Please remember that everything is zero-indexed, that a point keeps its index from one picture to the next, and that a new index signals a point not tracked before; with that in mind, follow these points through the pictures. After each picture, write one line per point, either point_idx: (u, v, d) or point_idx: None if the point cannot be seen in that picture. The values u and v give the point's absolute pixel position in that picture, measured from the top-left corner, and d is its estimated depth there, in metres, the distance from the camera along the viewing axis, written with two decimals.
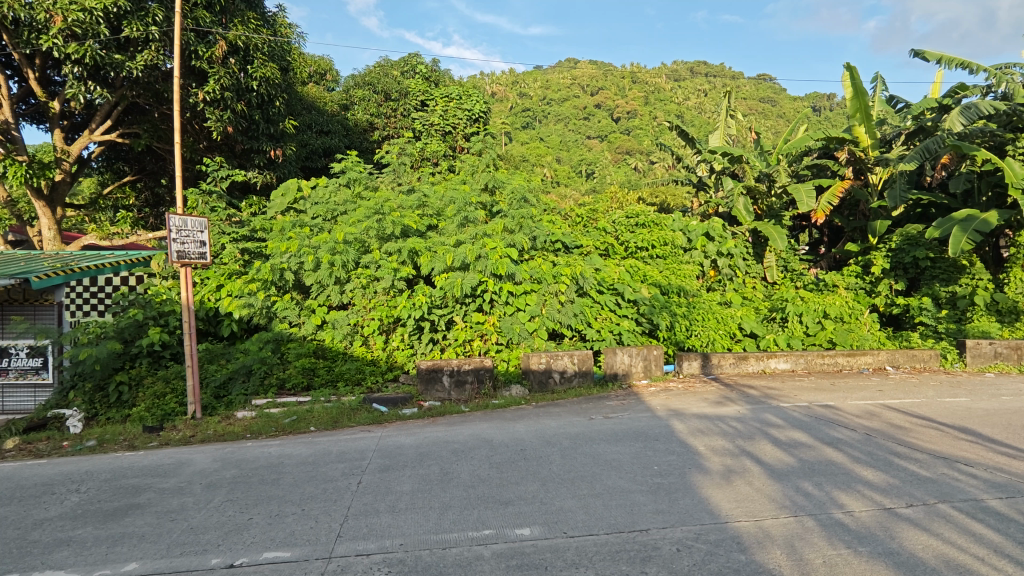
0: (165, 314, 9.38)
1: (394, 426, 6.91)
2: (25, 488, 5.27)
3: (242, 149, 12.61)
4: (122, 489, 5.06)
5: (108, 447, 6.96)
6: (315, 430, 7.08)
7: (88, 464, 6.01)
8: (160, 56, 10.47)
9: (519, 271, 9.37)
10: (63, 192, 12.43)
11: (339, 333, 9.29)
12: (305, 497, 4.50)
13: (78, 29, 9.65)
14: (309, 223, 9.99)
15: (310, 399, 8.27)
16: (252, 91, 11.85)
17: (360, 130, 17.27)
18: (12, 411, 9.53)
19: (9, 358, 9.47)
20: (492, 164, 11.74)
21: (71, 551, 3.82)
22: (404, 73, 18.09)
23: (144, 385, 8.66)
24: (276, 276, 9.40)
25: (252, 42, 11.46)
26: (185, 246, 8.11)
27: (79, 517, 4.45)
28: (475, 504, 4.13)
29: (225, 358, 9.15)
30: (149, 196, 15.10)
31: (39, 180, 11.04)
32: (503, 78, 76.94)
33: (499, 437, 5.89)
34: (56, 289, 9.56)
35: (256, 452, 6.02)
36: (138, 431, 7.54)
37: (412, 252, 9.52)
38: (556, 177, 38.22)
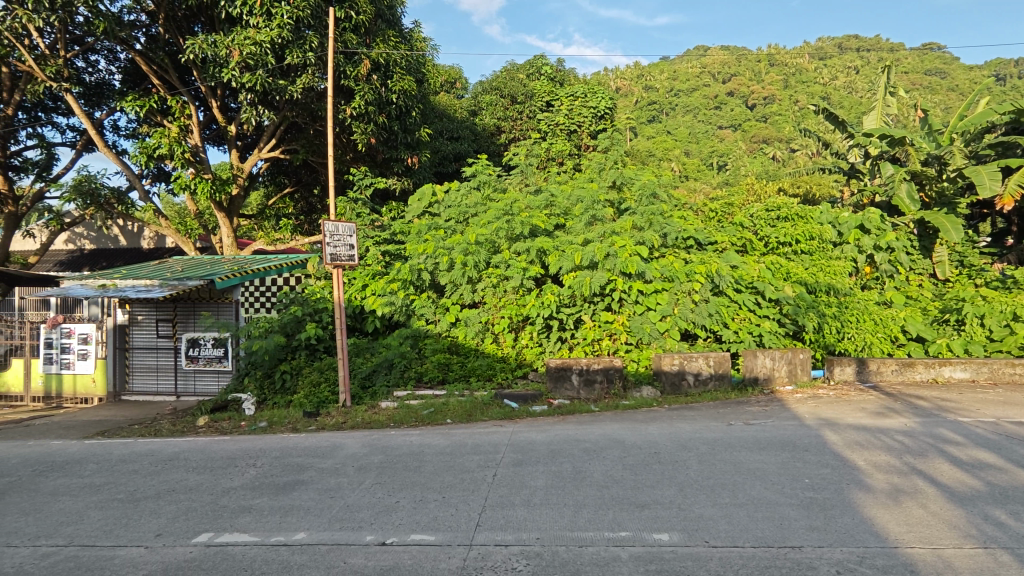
0: (320, 310, 10.38)
1: (525, 423, 7.06)
2: (214, 460, 6.12)
3: (383, 158, 13.60)
4: (289, 466, 5.70)
5: (277, 428, 7.89)
6: (451, 422, 7.46)
7: (261, 443, 6.84)
8: (315, 79, 11.61)
9: (650, 269, 9.17)
10: (238, 204, 14.22)
11: (472, 330, 9.65)
12: (444, 485, 4.74)
13: (251, 60, 10.98)
14: (444, 225, 10.54)
15: (446, 392, 8.70)
16: (392, 104, 12.73)
17: (488, 134, 17.79)
18: (201, 393, 11.13)
19: (199, 348, 11.06)
20: (619, 162, 11.55)
21: (252, 517, 4.36)
22: (530, 76, 18.33)
23: (303, 374, 9.66)
24: (414, 276, 10.01)
25: (392, 58, 12.30)
26: (337, 249, 8.94)
27: (257, 488, 5.07)
28: (611, 504, 4.09)
29: (369, 352, 9.87)
30: (304, 205, 16.82)
31: (220, 195, 12.74)
32: (628, 72, 75.18)
33: (631, 438, 5.79)
34: (234, 289, 10.97)
35: (399, 440, 6.47)
36: (300, 415, 8.45)
37: (540, 251, 9.73)
38: (684, 170, 36.64)
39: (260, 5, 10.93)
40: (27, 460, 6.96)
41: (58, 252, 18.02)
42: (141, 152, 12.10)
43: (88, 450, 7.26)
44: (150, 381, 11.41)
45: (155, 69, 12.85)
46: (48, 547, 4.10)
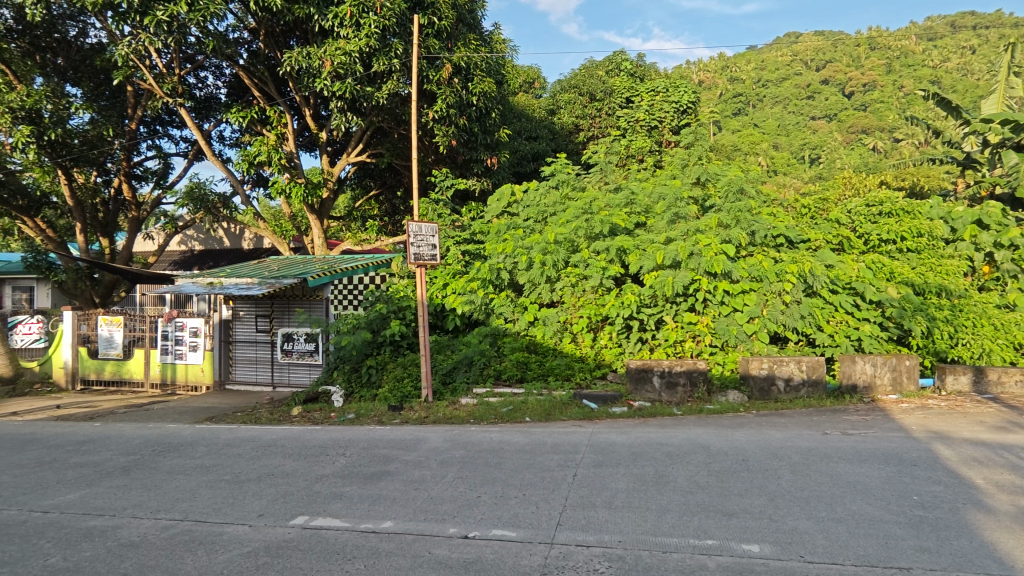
0: (403, 308, 10.76)
1: (605, 424, 6.98)
2: (308, 448, 6.51)
3: (463, 159, 13.89)
4: (376, 457, 5.96)
5: (364, 420, 8.28)
6: (530, 420, 7.51)
7: (350, 434, 7.20)
8: (400, 85, 12.03)
9: (736, 269, 8.82)
10: (328, 207, 14.98)
11: (550, 330, 9.65)
12: (525, 483, 4.78)
13: (342, 70, 11.54)
14: (522, 225, 10.63)
15: (524, 391, 8.76)
16: (472, 106, 12.97)
17: (566, 133, 17.70)
18: (295, 385, 11.86)
19: (293, 342, 11.79)
20: (703, 157, 11.15)
21: (343, 504, 4.59)
22: (609, 72, 18.07)
23: (388, 369, 10.06)
24: (493, 275, 10.15)
25: (473, 61, 12.55)
26: (420, 248, 9.23)
27: (347, 476, 5.33)
28: (696, 511, 3.97)
29: (450, 349, 10.08)
30: (388, 207, 17.48)
31: (312, 198, 13.48)
32: (711, 65, 72.33)
33: (717, 444, 5.58)
34: (324, 287, 11.59)
35: (480, 436, 6.60)
36: (385, 409, 8.81)
37: (620, 250, 9.58)
38: (772, 164, 34.78)
39: (349, 16, 11.45)
40: (148, 440, 7.71)
41: (172, 252, 19.80)
42: (243, 159, 13.04)
43: (198, 433, 7.94)
44: (250, 372, 12.30)
45: (256, 82, 13.80)
46: (167, 520, 4.52)
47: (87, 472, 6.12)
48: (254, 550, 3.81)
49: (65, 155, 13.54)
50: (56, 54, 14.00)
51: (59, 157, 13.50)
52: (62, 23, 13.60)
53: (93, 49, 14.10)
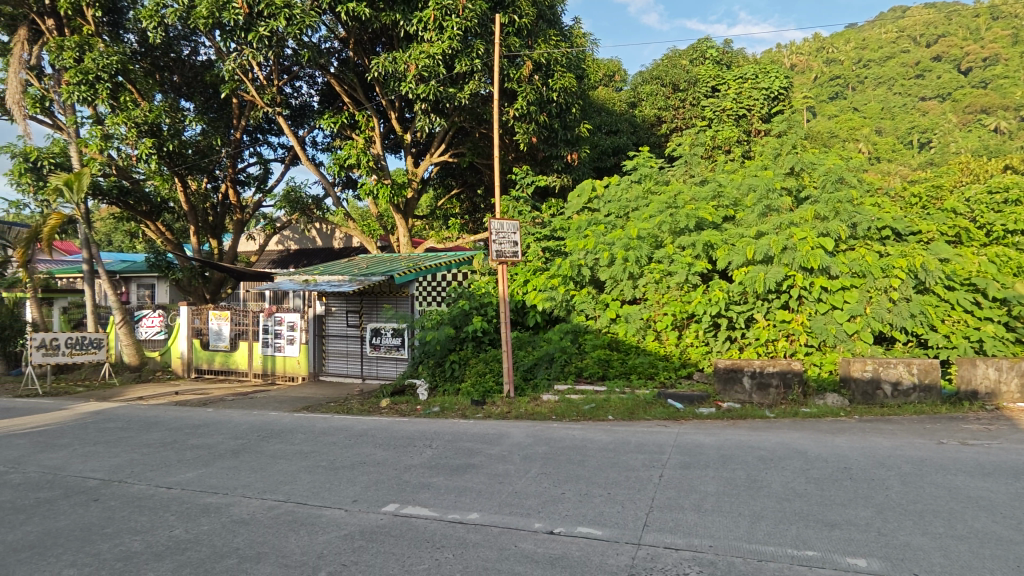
0: (485, 305, 10.95)
1: (691, 425, 6.77)
2: (398, 438, 6.79)
3: (543, 156, 13.93)
4: (461, 450, 6.11)
5: (448, 414, 8.52)
6: (613, 418, 7.43)
7: (436, 426, 7.43)
8: (482, 84, 12.22)
9: (836, 264, 8.28)
10: (413, 206, 15.47)
11: (633, 327, 9.47)
12: (609, 482, 4.73)
13: (426, 73, 11.85)
14: (604, 221, 10.50)
15: (606, 389, 8.66)
16: (552, 102, 12.94)
17: (648, 126, 17.26)
18: (383, 377, 12.39)
19: (381, 337, 12.30)
20: (798, 145, 10.52)
21: (431, 494, 4.75)
22: (694, 60, 17.44)
23: (470, 364, 10.27)
24: (574, 271, 10.11)
25: (553, 57, 12.53)
26: (502, 245, 9.35)
27: (434, 467, 5.51)
28: (794, 519, 3.77)
29: (531, 345, 10.12)
30: (469, 205, 17.84)
31: (398, 198, 13.97)
32: (805, 46, 67.94)
33: (815, 450, 5.27)
34: (410, 284, 12.00)
35: (562, 433, 6.60)
36: (468, 403, 9.02)
37: (707, 245, 9.26)
38: (874, 149, 32.15)
39: (433, 20, 11.74)
40: (253, 426, 8.33)
41: (272, 252, 21.25)
42: (335, 162, 13.73)
43: (298, 421, 8.49)
44: (341, 365, 12.97)
45: (346, 89, 14.49)
46: (273, 500, 4.87)
47: (203, 454, 6.70)
48: (350, 534, 4.02)
49: (180, 164, 14.94)
50: (172, 72, 15.38)
51: (176, 166, 14.92)
52: (178, 44, 14.95)
53: (203, 66, 15.46)
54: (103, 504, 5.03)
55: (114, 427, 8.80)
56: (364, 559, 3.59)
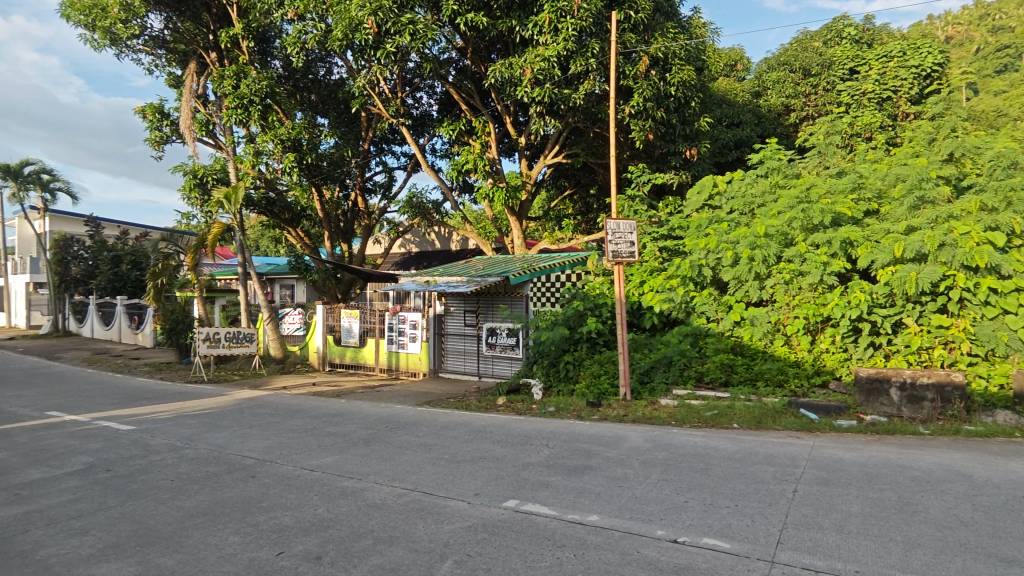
0: (600, 305, 10.86)
1: (828, 438, 6.23)
2: (515, 436, 6.93)
3: (660, 153, 13.56)
4: (578, 451, 6.10)
5: (564, 414, 8.56)
6: (738, 427, 7.05)
7: (552, 426, 7.49)
8: (597, 83, 12.12)
9: (1008, 262, 7.23)
10: (527, 208, 15.66)
11: (759, 331, 8.91)
12: (736, 493, 4.49)
13: (541, 75, 11.95)
14: (727, 218, 9.98)
15: (730, 395, 8.24)
16: (670, 97, 12.53)
17: (775, 116, 16.14)
18: (498, 376, 12.70)
19: (496, 336, 12.62)
20: (958, 127, 9.32)
21: (550, 493, 4.80)
22: (828, 42, 16.08)
23: (585, 365, 10.23)
24: (694, 271, 9.72)
25: (671, 50, 12.13)
26: (619, 246, 9.21)
27: (552, 467, 5.56)
28: (959, 550, 3.34)
29: (647, 348, 9.85)
30: (582, 206, 17.85)
31: (513, 200, 14.25)
32: (963, 15, 59.84)
33: (983, 473, 4.64)
34: (525, 285, 12.21)
35: (683, 439, 6.39)
36: (584, 404, 9.00)
37: (845, 243, 8.52)
38: None
39: (548, 23, 11.81)
40: (382, 418, 8.91)
41: (395, 254, 22.66)
42: (453, 168, 14.29)
43: (421, 415, 8.96)
44: (459, 362, 13.48)
45: (464, 96, 15.01)
46: (402, 488, 5.18)
47: (339, 441, 7.30)
48: (473, 526, 4.18)
49: (316, 175, 16.37)
50: (310, 91, 16.87)
51: (312, 177, 16.34)
52: (315, 65, 16.37)
53: (336, 84, 16.80)
54: (259, 481, 5.64)
55: (264, 413, 9.83)
56: (488, 551, 3.72)
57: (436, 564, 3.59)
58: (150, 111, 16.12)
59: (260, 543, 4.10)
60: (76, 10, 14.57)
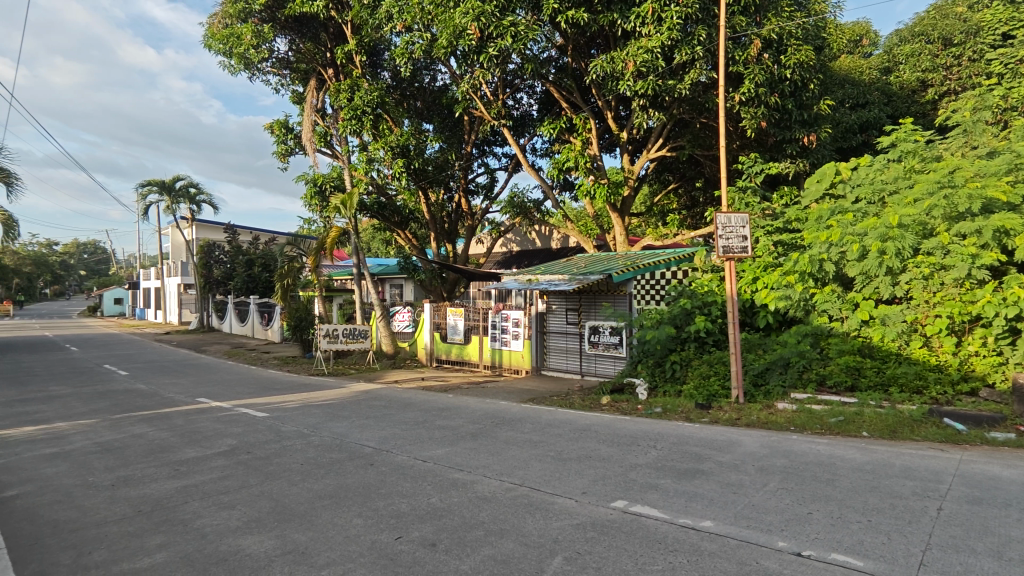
0: (708, 304, 10.42)
1: (978, 452, 5.56)
2: (621, 436, 6.83)
3: (774, 141, 12.77)
4: (688, 454, 5.90)
5: (671, 415, 8.31)
6: (868, 436, 6.47)
7: (659, 428, 7.29)
8: (703, 71, 11.63)
9: None
10: (630, 204, 15.32)
11: (892, 331, 8.10)
12: (869, 507, 4.13)
13: (645, 68, 11.63)
14: (852, 209, 9.19)
15: (858, 401, 7.57)
16: (785, 80, 11.75)
17: (909, 93, 14.61)
18: (602, 375, 12.56)
19: (599, 335, 12.50)
20: None
21: (659, 496, 4.68)
22: (974, 6, 14.31)
23: (694, 366, 9.85)
24: (815, 267, 9.00)
25: (786, 30, 11.37)
26: (730, 241, 8.78)
27: (661, 469, 5.42)
28: None
29: (762, 349, 9.30)
30: (687, 200, 17.23)
31: (615, 196, 14.01)
32: None
33: None
34: (628, 282, 11.97)
35: (804, 447, 5.98)
36: (692, 406, 8.67)
37: (998, 232, 7.61)
38: None
39: (652, 13, 11.47)
40: (488, 413, 9.16)
41: (497, 254, 23.14)
42: (554, 166, 14.28)
43: (526, 412, 9.09)
44: (562, 361, 13.51)
45: (565, 94, 14.96)
46: (510, 483, 5.30)
47: (448, 434, 7.59)
48: (582, 524, 4.18)
49: (423, 179, 17.06)
50: (416, 99, 17.59)
51: (419, 181, 17.09)
52: (421, 73, 17.06)
53: (440, 90, 17.41)
54: (377, 469, 6.01)
55: (379, 405, 10.45)
56: (597, 550, 3.70)
57: (546, 559, 3.63)
58: (277, 127, 17.65)
59: (381, 527, 4.37)
60: (216, 39, 16.27)
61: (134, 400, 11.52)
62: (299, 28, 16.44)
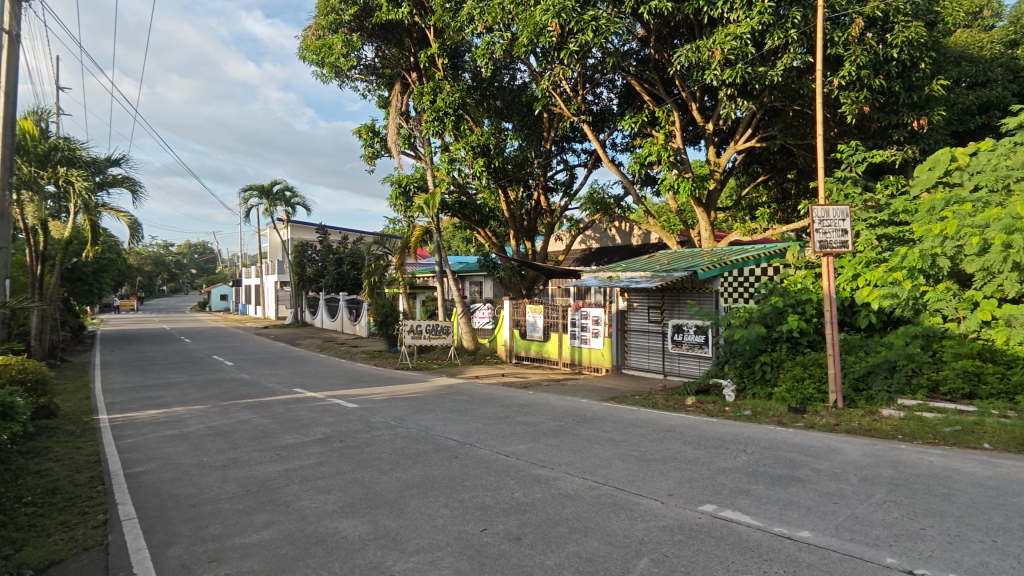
0: (803, 302, 9.82)
1: None
2: (708, 439, 6.60)
3: (878, 127, 11.86)
4: (782, 460, 5.60)
5: (762, 419, 7.92)
6: (991, 448, 5.89)
7: (749, 431, 6.97)
8: (798, 55, 10.98)
9: None
10: (715, 198, 14.73)
11: (1019, 333, 7.35)
12: (993, 527, 3.76)
13: (733, 56, 11.13)
14: (971, 198, 8.39)
15: (978, 409, 6.89)
16: (891, 61, 10.86)
17: None
18: (686, 375, 12.19)
19: (683, 333, 12.14)
20: None
21: (751, 502, 4.49)
22: None
23: (786, 367, 9.33)
24: (926, 262, 8.24)
25: (893, 6, 10.51)
26: (828, 235, 8.25)
27: (752, 474, 5.19)
28: None
29: (863, 351, 8.66)
30: (778, 192, 16.37)
31: (699, 190, 13.51)
32: None
33: None
34: (714, 280, 11.52)
35: (914, 457, 5.52)
36: (785, 410, 8.23)
37: None
38: None
39: None
40: (568, 411, 9.14)
41: (576, 251, 23.00)
42: (635, 161, 13.97)
43: (607, 411, 8.99)
44: (644, 359, 13.24)
45: (646, 87, 14.59)
46: (593, 481, 5.26)
47: (530, 430, 7.64)
48: (669, 526, 4.08)
49: (503, 177, 17.29)
50: (496, 98, 17.78)
51: (499, 179, 17.31)
52: (501, 73, 17.22)
53: (520, 88, 17.50)
54: (462, 461, 6.16)
55: (462, 400, 10.70)
56: (686, 554, 3.61)
57: (632, 560, 3.58)
58: (365, 131, 18.46)
59: (467, 518, 4.48)
60: (310, 51, 17.23)
61: (240, 388, 12.47)
62: (385, 35, 17.09)
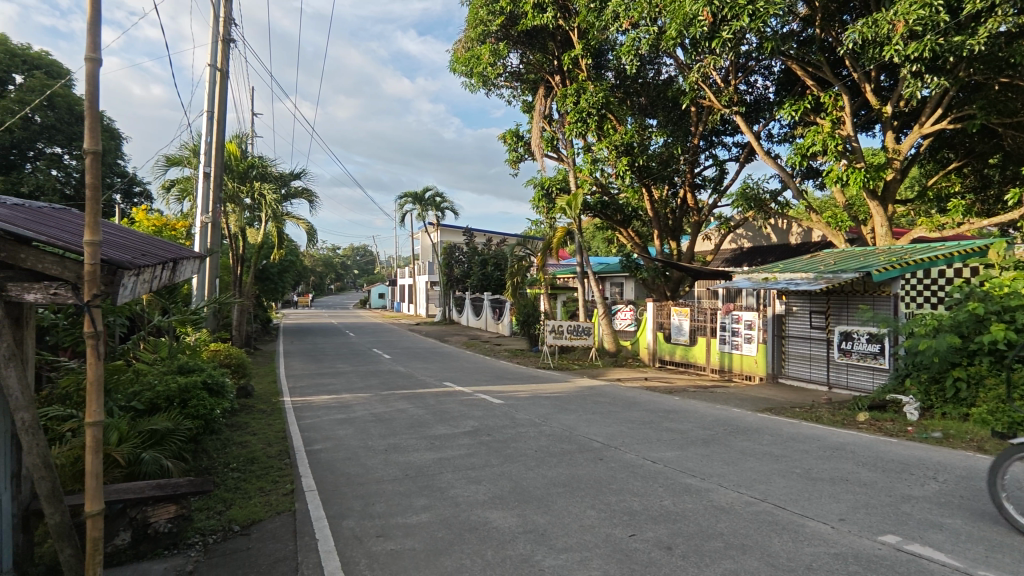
0: (1011, 309, 8.23)
1: None
2: (887, 461, 5.86)
3: None
4: (985, 493, 4.79)
5: (956, 443, 6.85)
6: None
7: (939, 457, 6.07)
8: (1007, 18, 9.40)
9: None
10: (894, 189, 13.01)
11: None
12: None
13: (920, 27, 9.76)
14: None
15: None
16: None
17: None
18: (855, 388, 10.93)
19: (852, 342, 10.83)
20: None
21: (946, 538, 3.89)
22: None
23: (988, 386, 7.98)
24: None
25: None
26: None
27: (946, 507, 4.50)
28: None
29: None
30: (976, 179, 14.26)
31: (874, 182, 11.95)
32: None
33: None
34: (893, 281, 10.22)
35: None
36: (988, 435, 7.04)
37: None
38: None
39: None
40: (719, 420, 8.66)
41: (726, 251, 21.75)
42: (796, 152, 12.74)
43: (763, 422, 8.36)
44: (804, 369, 12.09)
45: (810, 71, 13.30)
46: (749, 497, 4.92)
47: (677, 437, 7.36)
48: (842, 554, 3.69)
49: (647, 176, 16.85)
50: (640, 95, 17.34)
51: (643, 178, 16.91)
52: (646, 68, 16.76)
53: (665, 83, 16.91)
54: (607, 464, 6.11)
55: (604, 402, 10.60)
56: None
57: None
58: (509, 136, 19.06)
59: (614, 521, 4.43)
60: (460, 63, 18.16)
61: (398, 380, 13.54)
62: (529, 40, 17.53)
